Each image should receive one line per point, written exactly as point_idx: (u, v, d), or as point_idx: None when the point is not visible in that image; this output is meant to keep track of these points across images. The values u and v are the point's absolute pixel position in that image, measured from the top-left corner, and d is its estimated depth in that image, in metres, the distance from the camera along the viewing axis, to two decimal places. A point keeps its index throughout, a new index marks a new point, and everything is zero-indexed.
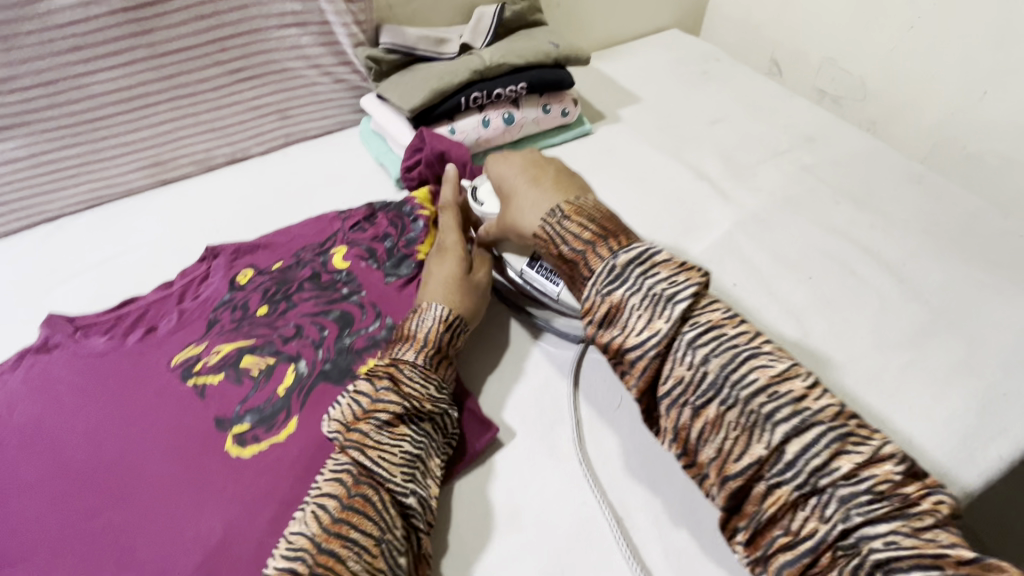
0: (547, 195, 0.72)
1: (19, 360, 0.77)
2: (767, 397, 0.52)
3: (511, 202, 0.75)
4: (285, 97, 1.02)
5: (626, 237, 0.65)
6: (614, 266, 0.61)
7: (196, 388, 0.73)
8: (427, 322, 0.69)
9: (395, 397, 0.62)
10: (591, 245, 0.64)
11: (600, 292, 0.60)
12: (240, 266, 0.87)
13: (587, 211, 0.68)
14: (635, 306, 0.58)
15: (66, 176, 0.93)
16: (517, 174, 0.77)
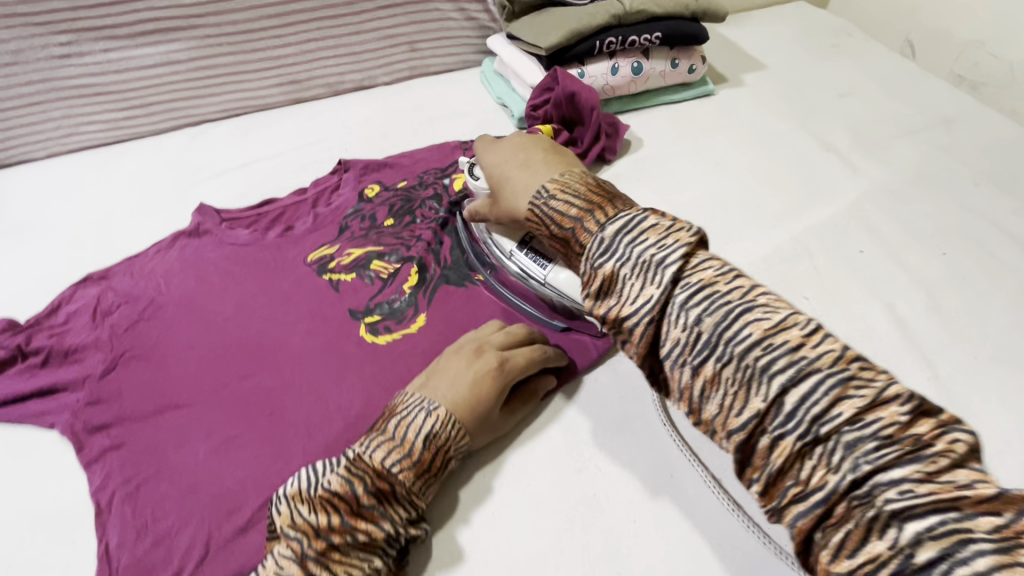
0: (534, 172, 0.63)
1: (174, 239, 0.84)
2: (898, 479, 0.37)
3: (505, 189, 0.65)
4: (417, 29, 1.07)
5: (612, 207, 0.55)
6: (602, 240, 0.52)
7: (332, 283, 0.78)
8: (440, 438, 0.55)
9: (382, 518, 0.51)
10: (582, 223, 0.55)
11: (595, 261, 0.51)
12: (369, 181, 0.91)
13: (571, 188, 0.58)
14: (629, 279, 0.49)
15: (217, 83, 1.01)
16: (505, 157, 0.66)
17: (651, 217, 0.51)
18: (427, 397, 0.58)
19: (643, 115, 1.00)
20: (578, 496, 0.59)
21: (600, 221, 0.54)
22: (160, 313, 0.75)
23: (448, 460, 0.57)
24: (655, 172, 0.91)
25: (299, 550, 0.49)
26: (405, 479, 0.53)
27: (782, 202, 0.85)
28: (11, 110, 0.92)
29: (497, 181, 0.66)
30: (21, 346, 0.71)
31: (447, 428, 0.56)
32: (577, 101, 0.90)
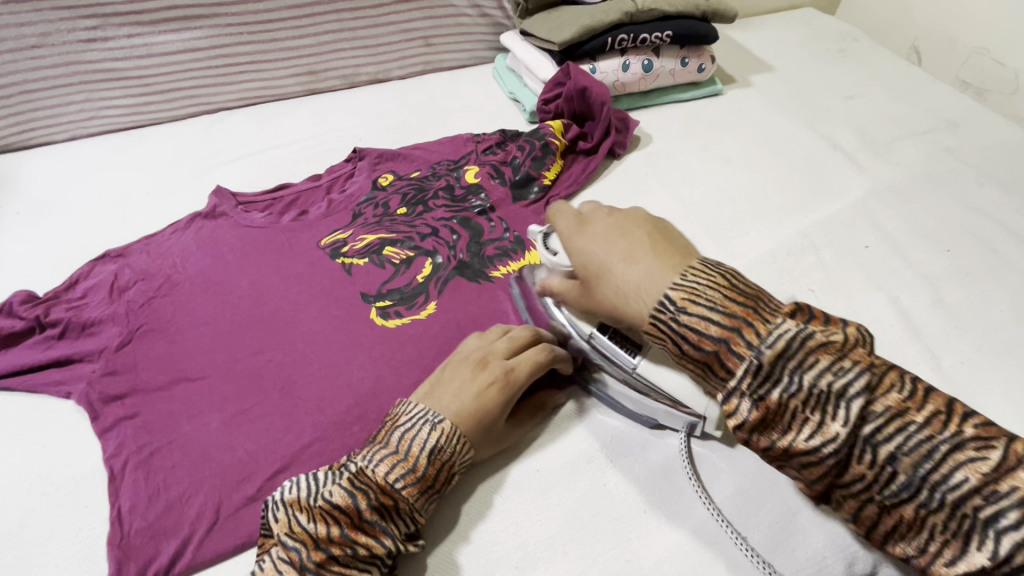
0: (660, 268, 0.49)
1: (190, 221, 0.86)
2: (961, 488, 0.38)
3: (602, 284, 0.52)
4: (433, 24, 1.08)
5: (764, 320, 0.44)
6: (759, 363, 0.42)
7: (344, 267, 0.80)
8: (445, 452, 0.54)
9: (383, 534, 0.51)
10: (728, 343, 0.44)
11: (749, 391, 0.43)
12: (382, 171, 0.93)
13: (706, 295, 0.45)
14: (800, 411, 0.42)
15: (236, 72, 1.03)
16: (604, 245, 0.53)
17: (813, 337, 0.42)
18: (430, 410, 0.56)
19: (652, 112, 1.02)
20: (584, 484, 0.60)
21: (754, 340, 0.43)
22: (176, 291, 0.77)
23: (453, 475, 0.56)
24: (665, 167, 0.92)
25: (297, 560, 0.49)
26: (410, 497, 0.52)
27: (788, 198, 0.87)
28: (36, 93, 0.94)
29: (588, 271, 0.53)
30: (39, 318, 0.73)
31: (456, 448, 0.55)
32: (589, 97, 0.91)
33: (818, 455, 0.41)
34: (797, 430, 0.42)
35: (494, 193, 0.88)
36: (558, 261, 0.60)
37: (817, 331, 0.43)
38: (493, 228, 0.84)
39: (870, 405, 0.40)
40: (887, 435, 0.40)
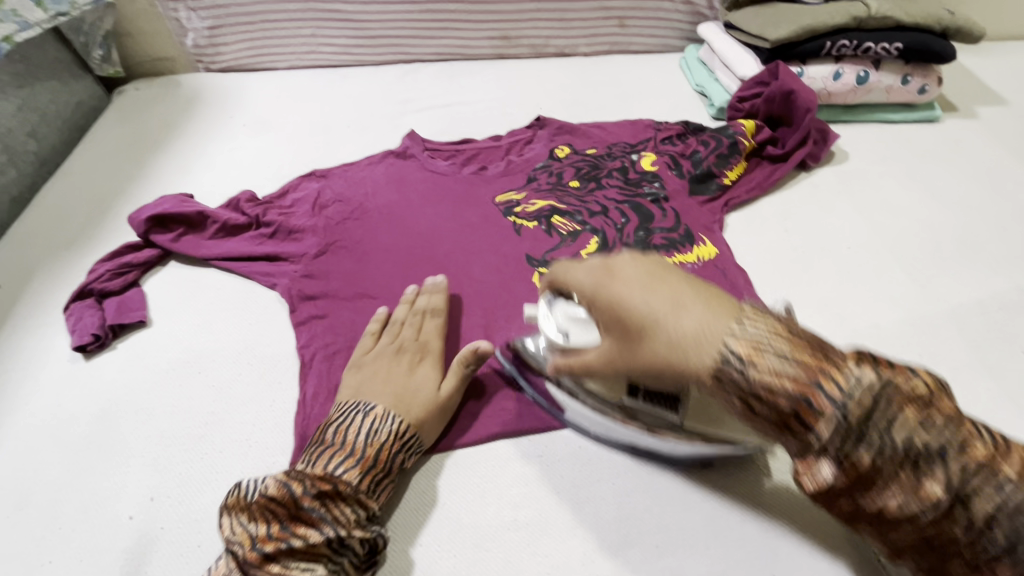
0: (712, 313, 0.43)
1: (384, 156, 0.94)
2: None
3: (654, 336, 0.43)
4: (633, 6, 1.07)
5: (837, 366, 0.40)
6: (843, 423, 0.39)
7: (514, 226, 0.83)
8: (382, 433, 0.57)
9: (321, 520, 0.51)
10: (806, 398, 0.40)
11: (833, 450, 0.40)
12: (560, 142, 0.95)
13: (772, 347, 0.41)
14: (852, 455, 0.40)
15: (439, 28, 1.10)
16: (628, 286, 0.45)
17: (898, 389, 0.40)
18: (361, 401, 0.60)
19: (854, 128, 0.94)
20: (659, 501, 0.59)
21: (834, 392, 0.40)
22: (367, 217, 0.85)
23: (398, 453, 0.57)
24: (860, 190, 0.86)
25: (238, 557, 0.50)
26: (352, 475, 0.54)
27: (1006, 249, 0.77)
28: (275, 24, 1.07)
29: (641, 318, 0.44)
30: (258, 217, 0.83)
31: (396, 427, 0.58)
32: (793, 101, 0.86)
33: (906, 517, 0.41)
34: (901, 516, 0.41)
35: (670, 183, 0.86)
36: (573, 339, 0.53)
37: (899, 377, 0.40)
38: (663, 217, 0.82)
39: (903, 424, 0.39)
40: (932, 449, 0.39)
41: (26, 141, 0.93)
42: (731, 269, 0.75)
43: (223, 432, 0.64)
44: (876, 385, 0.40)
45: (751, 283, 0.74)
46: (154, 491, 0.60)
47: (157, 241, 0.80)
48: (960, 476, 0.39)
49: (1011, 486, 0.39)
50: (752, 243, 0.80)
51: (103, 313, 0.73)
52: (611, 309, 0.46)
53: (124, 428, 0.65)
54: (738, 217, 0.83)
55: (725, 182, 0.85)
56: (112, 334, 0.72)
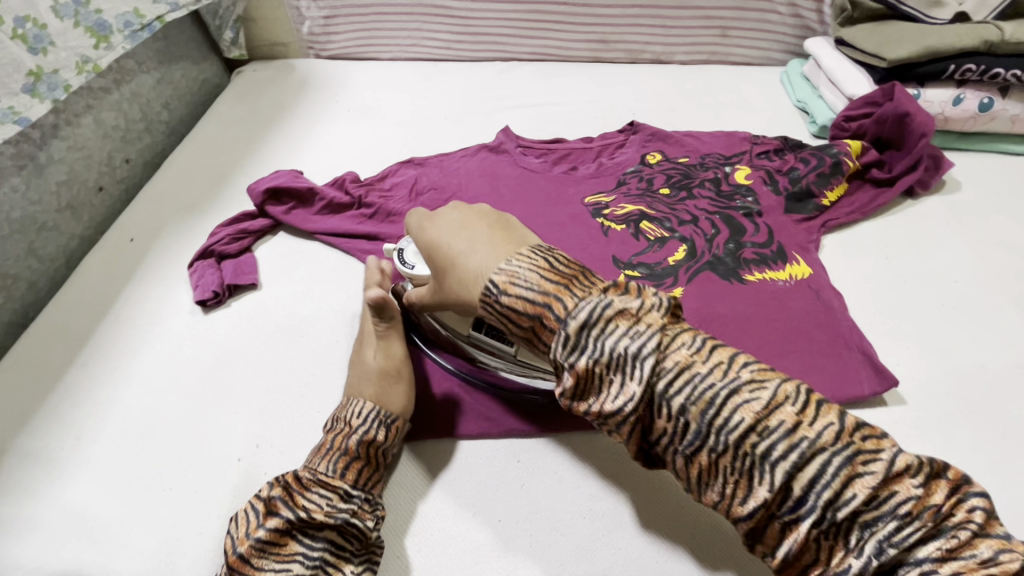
0: (486, 249, 0.53)
1: (478, 150, 0.97)
2: (759, 435, 0.42)
3: (452, 271, 0.55)
4: (739, 16, 1.06)
5: (575, 291, 0.48)
6: (565, 334, 0.47)
7: (602, 227, 0.84)
8: (357, 427, 0.59)
9: (283, 509, 0.54)
10: (543, 319, 0.48)
11: (562, 361, 0.47)
12: (651, 148, 0.95)
13: (524, 279, 0.50)
14: (605, 375, 0.46)
15: (539, 28, 1.12)
16: (450, 236, 0.56)
17: (618, 307, 0.47)
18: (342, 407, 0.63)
19: (970, 158, 0.90)
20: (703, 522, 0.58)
21: (563, 312, 0.47)
22: None
23: (358, 435, 0.59)
24: (974, 222, 0.82)
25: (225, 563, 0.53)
26: (316, 466, 0.57)
27: None
28: (385, 17, 1.13)
29: (442, 259, 0.56)
30: (360, 198, 0.89)
31: (364, 410, 0.61)
32: (907, 124, 0.83)
33: None
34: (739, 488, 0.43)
35: (765, 199, 0.84)
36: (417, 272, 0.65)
37: (625, 297, 0.48)
38: (756, 232, 0.81)
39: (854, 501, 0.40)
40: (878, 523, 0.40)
41: (160, 111, 1.03)
42: (826, 291, 0.73)
43: (321, 394, 0.69)
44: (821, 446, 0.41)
45: (847, 308, 0.72)
46: (259, 439, 0.66)
47: (271, 212, 0.86)
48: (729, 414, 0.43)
49: (781, 429, 0.42)
50: (850, 267, 0.78)
51: (221, 273, 0.81)
52: (428, 251, 0.58)
53: (234, 379, 0.71)
54: (835, 239, 0.82)
55: (824, 203, 0.83)
56: (228, 292, 0.79)
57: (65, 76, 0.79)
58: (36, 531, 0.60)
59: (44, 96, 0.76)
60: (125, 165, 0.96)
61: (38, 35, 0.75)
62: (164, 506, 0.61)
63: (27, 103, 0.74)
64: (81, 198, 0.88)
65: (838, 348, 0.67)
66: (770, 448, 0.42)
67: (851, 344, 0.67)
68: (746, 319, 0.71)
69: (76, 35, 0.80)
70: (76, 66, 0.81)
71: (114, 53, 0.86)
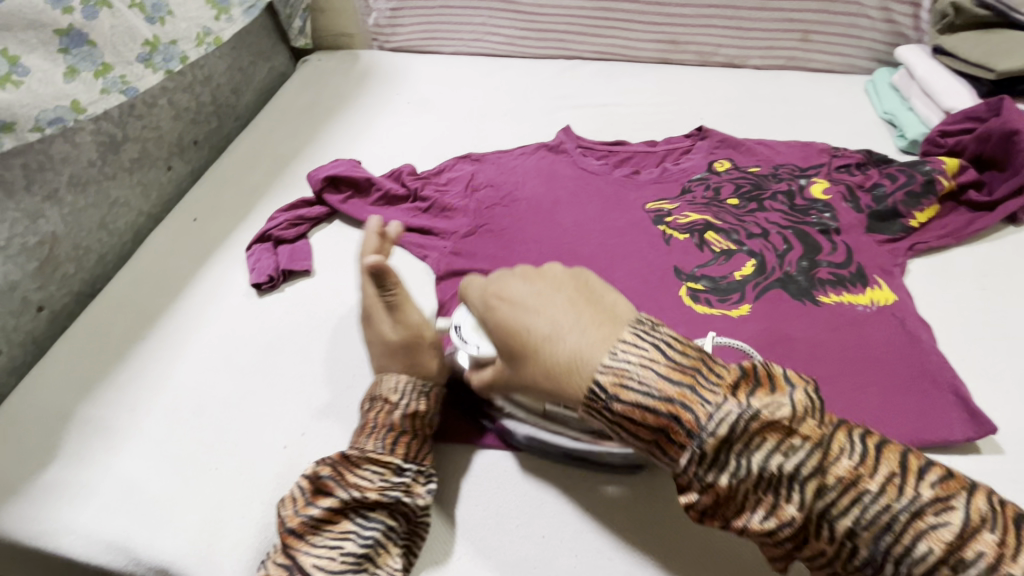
0: (587, 335, 0.47)
1: (538, 148, 0.95)
2: (828, 486, 0.41)
3: (540, 360, 0.48)
4: (824, 20, 0.99)
5: (705, 390, 0.43)
6: (699, 450, 0.42)
7: (664, 235, 0.80)
8: (391, 400, 0.58)
9: (333, 487, 0.53)
10: (675, 422, 0.43)
11: (699, 478, 0.43)
12: (720, 155, 0.90)
13: (636, 377, 0.44)
14: (748, 495, 0.42)
15: (607, 27, 1.09)
16: (568, 329, 0.48)
17: (760, 416, 0.41)
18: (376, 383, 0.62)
19: None
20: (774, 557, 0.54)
21: (699, 420, 0.42)
22: (516, 205, 0.86)
23: (399, 408, 0.57)
24: None
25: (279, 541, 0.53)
26: (362, 443, 0.56)
27: None
28: (452, 10, 1.13)
29: (525, 340, 0.49)
30: (416, 191, 0.88)
31: (399, 384, 0.59)
32: (1015, 143, 0.75)
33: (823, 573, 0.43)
34: (754, 516, 0.42)
35: (845, 216, 0.78)
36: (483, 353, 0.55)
37: (763, 400, 0.42)
38: (834, 251, 0.75)
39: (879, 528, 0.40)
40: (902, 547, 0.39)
41: (229, 95, 1.06)
42: (913, 320, 0.67)
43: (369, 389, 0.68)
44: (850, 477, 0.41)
45: (936, 341, 0.66)
46: (304, 428, 0.65)
47: (328, 200, 0.87)
48: (760, 452, 0.41)
49: (833, 475, 0.41)
50: (940, 297, 0.71)
51: (277, 258, 0.81)
52: (513, 336, 0.50)
53: (285, 365, 0.71)
54: (922, 265, 0.75)
55: (912, 224, 0.77)
56: (283, 277, 0.80)
57: (182, 47, 0.82)
58: (90, 499, 0.61)
59: (158, 66, 0.79)
60: (194, 147, 0.99)
61: (157, 5, 0.78)
62: (209, 486, 0.61)
63: (140, 73, 0.77)
64: (151, 177, 0.91)
65: (924, 385, 0.61)
66: (796, 469, 0.41)
67: (940, 381, 0.61)
68: (820, 344, 0.65)
69: (197, 6, 0.83)
70: (196, 37, 0.84)
71: (234, 25, 0.89)
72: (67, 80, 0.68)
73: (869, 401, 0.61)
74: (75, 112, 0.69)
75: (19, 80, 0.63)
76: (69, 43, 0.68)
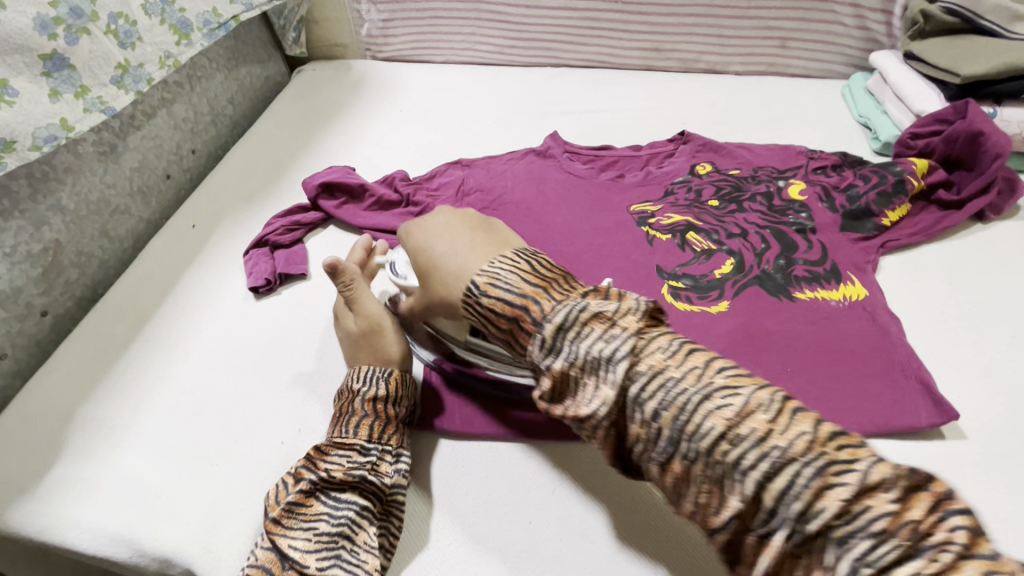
0: (471, 253, 0.55)
1: (526, 153, 0.98)
2: (730, 443, 0.40)
3: (434, 275, 0.56)
4: (802, 28, 1.03)
5: (554, 293, 0.50)
6: (542, 336, 0.48)
7: (647, 236, 0.83)
8: (358, 387, 0.61)
9: (305, 475, 0.57)
10: (520, 322, 0.49)
11: (539, 361, 0.48)
12: (701, 159, 0.94)
13: (504, 280, 0.51)
14: (580, 377, 0.47)
15: (593, 35, 1.12)
16: (445, 244, 0.57)
17: (591, 309, 0.48)
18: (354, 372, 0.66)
19: None
20: None
21: (546, 311, 0.49)
22: (505, 208, 0.89)
23: (363, 394, 0.61)
24: None
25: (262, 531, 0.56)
26: (331, 432, 0.60)
27: None
28: (441, 20, 1.16)
29: (425, 261, 0.57)
30: (408, 196, 0.91)
31: (362, 370, 0.63)
32: (980, 144, 0.78)
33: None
34: (656, 457, 0.44)
35: (820, 215, 0.81)
36: None
37: (604, 304, 0.49)
38: (809, 249, 0.78)
39: (796, 490, 0.38)
40: (842, 535, 0.37)
41: (225, 105, 1.08)
42: (883, 314, 0.70)
43: None
44: (783, 443, 0.39)
45: (905, 334, 0.69)
46: (301, 423, 0.68)
47: (323, 206, 0.90)
48: (656, 387, 0.44)
49: (752, 438, 0.40)
50: (910, 291, 0.74)
51: (273, 262, 0.84)
52: (423, 265, 0.58)
53: (281, 365, 0.74)
54: (894, 261, 0.78)
55: (884, 222, 0.80)
56: (279, 280, 0.82)
57: (149, 70, 0.84)
58: (95, 495, 0.64)
59: (129, 87, 0.81)
60: (191, 155, 1.02)
61: (128, 31, 0.81)
62: (209, 481, 0.64)
63: (114, 94, 0.78)
64: (150, 184, 0.93)
65: (892, 376, 0.64)
66: (741, 457, 0.40)
67: (907, 371, 0.64)
68: (796, 338, 0.68)
69: (161, 32, 0.86)
70: (159, 61, 0.86)
71: (194, 49, 0.91)
72: (53, 100, 0.70)
73: (841, 392, 0.64)
74: (66, 130, 0.72)
75: (11, 101, 0.66)
76: (52, 67, 0.70)
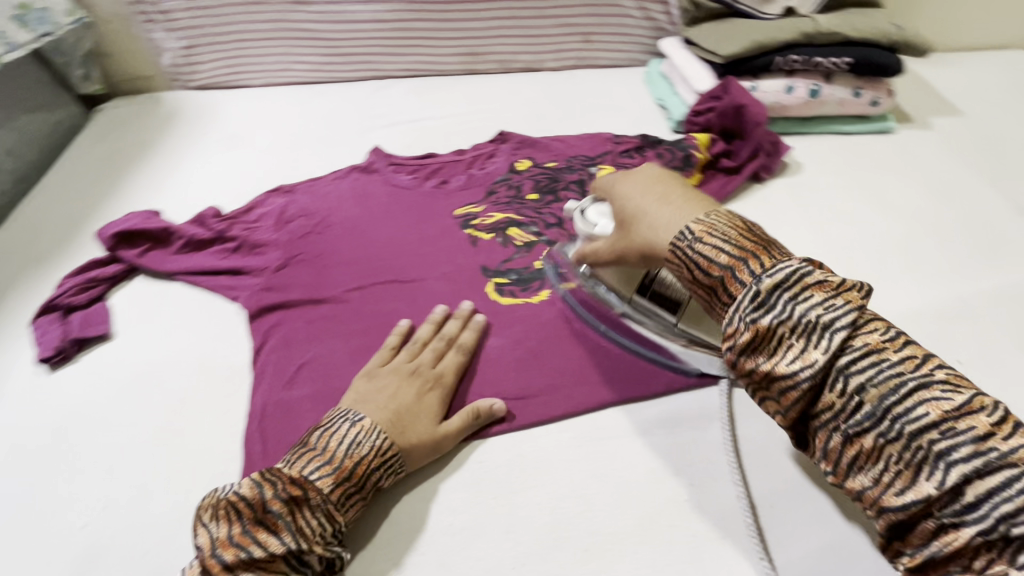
0: (683, 207, 0.54)
1: (350, 171, 0.96)
2: (874, 365, 0.42)
3: (637, 225, 0.56)
4: (597, 22, 1.10)
5: (770, 255, 0.48)
6: (756, 290, 0.46)
7: (471, 238, 0.84)
8: (364, 447, 0.56)
9: (284, 530, 0.50)
10: (732, 275, 0.48)
11: (745, 314, 0.46)
12: (520, 156, 0.97)
13: (720, 231, 0.50)
14: (786, 338, 0.45)
15: (409, 45, 1.13)
16: (642, 192, 0.57)
17: (813, 275, 0.46)
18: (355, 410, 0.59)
19: (808, 140, 0.98)
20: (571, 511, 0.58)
21: (757, 270, 0.47)
22: (329, 229, 0.86)
23: (363, 460, 0.55)
24: (812, 201, 0.89)
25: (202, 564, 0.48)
26: (319, 484, 0.53)
27: (948, 257, 0.80)
28: (251, 42, 1.11)
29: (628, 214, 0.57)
30: (222, 232, 0.86)
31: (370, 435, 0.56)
32: (744, 115, 0.89)
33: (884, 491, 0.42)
34: (842, 428, 0.43)
35: None
36: (598, 228, 0.62)
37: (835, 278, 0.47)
38: None
39: (883, 370, 0.42)
40: (911, 403, 0.41)
41: (2, 159, 0.96)
42: None
43: (180, 443, 0.66)
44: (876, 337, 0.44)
45: None
46: (106, 501, 0.62)
47: (123, 257, 0.83)
48: (870, 367, 0.42)
49: (854, 326, 0.44)
50: None
51: (67, 327, 0.76)
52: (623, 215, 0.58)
53: (81, 441, 0.67)
54: None
55: None
56: (76, 347, 0.74)
57: None
58: None
59: None
60: None
61: None
62: None
63: None
64: None
65: None
66: (837, 320, 0.43)
67: None
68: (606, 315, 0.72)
69: None
70: None
71: None
72: None
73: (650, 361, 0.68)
74: None
75: None
76: None
